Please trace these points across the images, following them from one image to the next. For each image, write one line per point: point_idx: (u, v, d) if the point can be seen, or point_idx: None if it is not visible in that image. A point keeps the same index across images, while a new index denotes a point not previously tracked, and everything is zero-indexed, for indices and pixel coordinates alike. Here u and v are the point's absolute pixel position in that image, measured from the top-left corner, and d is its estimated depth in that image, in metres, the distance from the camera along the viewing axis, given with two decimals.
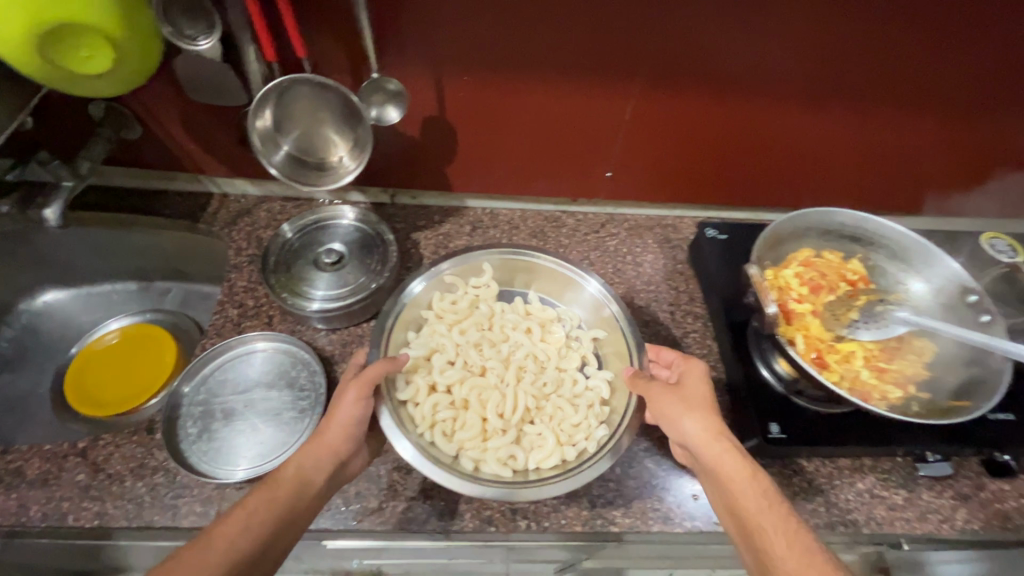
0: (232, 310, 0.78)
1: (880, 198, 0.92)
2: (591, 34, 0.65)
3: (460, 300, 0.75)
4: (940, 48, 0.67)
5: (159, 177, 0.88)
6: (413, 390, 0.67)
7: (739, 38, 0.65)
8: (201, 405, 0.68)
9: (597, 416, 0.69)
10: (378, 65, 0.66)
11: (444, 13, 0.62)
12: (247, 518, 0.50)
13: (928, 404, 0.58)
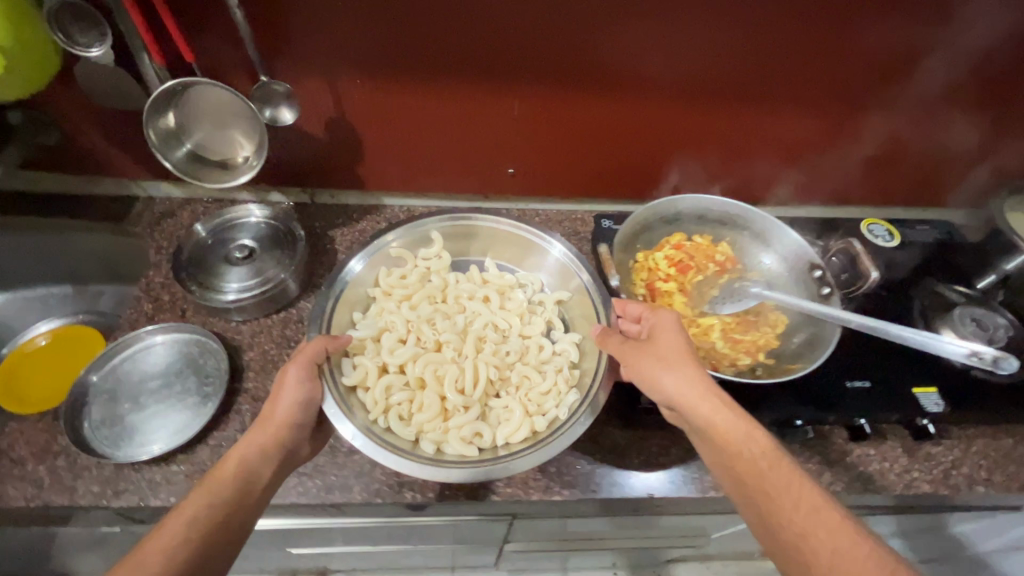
0: (147, 305, 0.81)
1: (769, 186, 1.00)
2: (466, 37, 0.71)
3: (409, 275, 0.79)
4: (783, 47, 0.75)
5: (87, 182, 0.89)
6: (363, 374, 0.69)
7: (599, 38, 0.72)
8: (107, 392, 0.71)
9: (567, 379, 0.73)
10: (269, 69, 0.71)
11: (324, 20, 0.67)
12: (186, 523, 0.49)
13: (770, 369, 0.63)
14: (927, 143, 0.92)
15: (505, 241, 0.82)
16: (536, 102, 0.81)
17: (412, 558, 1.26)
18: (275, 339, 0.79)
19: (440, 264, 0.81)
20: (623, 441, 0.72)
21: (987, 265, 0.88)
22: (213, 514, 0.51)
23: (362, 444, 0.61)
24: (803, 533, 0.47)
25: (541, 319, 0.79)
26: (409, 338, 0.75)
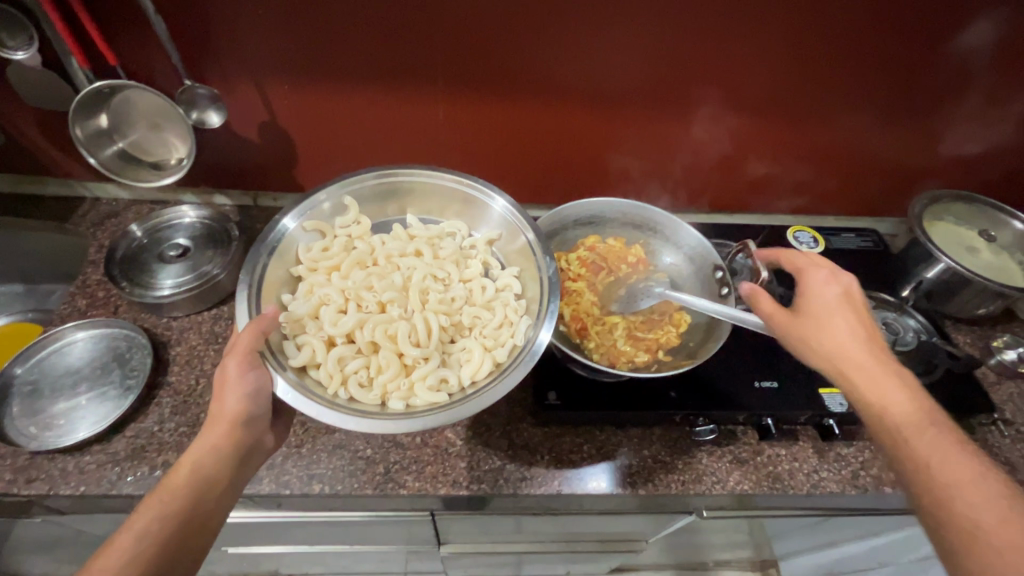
0: (81, 301, 0.83)
1: (700, 192, 1.03)
2: (382, 40, 0.75)
3: (330, 246, 0.74)
4: (687, 51, 0.79)
5: (32, 182, 0.92)
6: (309, 351, 0.64)
7: (509, 40, 0.77)
8: (31, 384, 0.73)
9: (518, 307, 0.72)
10: (196, 71, 0.75)
11: (245, 25, 0.71)
12: (135, 540, 0.48)
13: (664, 365, 0.65)
14: (849, 153, 0.95)
15: (430, 195, 0.79)
16: (460, 103, 0.85)
17: (363, 563, 1.26)
18: (203, 335, 0.81)
19: (362, 228, 0.76)
20: (535, 438, 0.73)
21: (909, 272, 0.89)
22: (164, 527, 0.49)
23: (330, 418, 0.56)
24: (943, 489, 0.48)
25: (476, 260, 0.77)
26: (346, 304, 0.70)
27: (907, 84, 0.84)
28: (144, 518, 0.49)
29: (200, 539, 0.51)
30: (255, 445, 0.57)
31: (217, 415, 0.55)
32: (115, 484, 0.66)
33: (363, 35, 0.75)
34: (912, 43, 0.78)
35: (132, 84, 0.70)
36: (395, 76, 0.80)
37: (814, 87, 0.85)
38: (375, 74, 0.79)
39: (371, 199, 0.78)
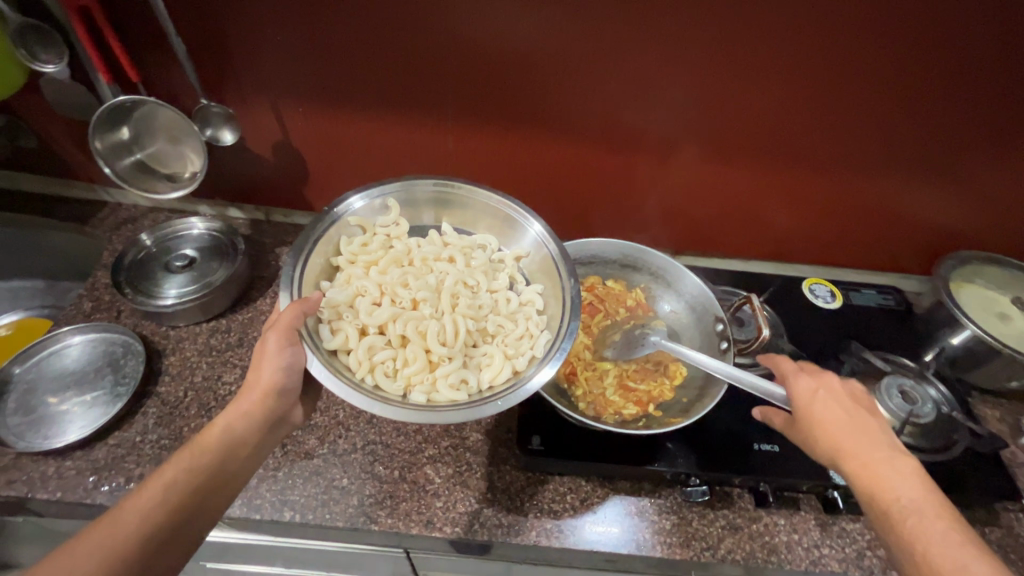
0: (88, 303, 0.85)
1: (716, 235, 1.00)
2: (393, 69, 0.76)
3: (370, 243, 0.72)
4: (700, 93, 0.78)
5: (60, 184, 0.96)
6: (342, 336, 0.63)
7: (518, 75, 0.77)
8: (27, 382, 0.74)
9: (540, 321, 0.70)
10: (211, 89, 0.77)
11: (260, 48, 0.73)
12: (163, 487, 0.49)
13: (653, 420, 0.61)
14: (874, 206, 0.91)
15: (469, 206, 0.76)
16: (470, 133, 0.85)
17: None
18: (198, 347, 0.81)
19: (402, 229, 0.74)
20: (518, 483, 0.71)
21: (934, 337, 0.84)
22: (191, 479, 0.51)
23: (358, 401, 0.55)
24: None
25: (505, 273, 0.74)
26: (380, 297, 0.68)
27: (937, 138, 0.80)
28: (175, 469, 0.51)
29: (220, 499, 0.52)
30: (281, 419, 0.60)
31: (252, 383, 0.56)
32: (88, 492, 0.66)
33: (375, 64, 0.76)
34: (941, 96, 0.75)
35: (152, 100, 0.72)
36: (404, 104, 0.81)
37: (838, 136, 0.81)
38: (385, 100, 0.80)
39: (415, 202, 0.76)
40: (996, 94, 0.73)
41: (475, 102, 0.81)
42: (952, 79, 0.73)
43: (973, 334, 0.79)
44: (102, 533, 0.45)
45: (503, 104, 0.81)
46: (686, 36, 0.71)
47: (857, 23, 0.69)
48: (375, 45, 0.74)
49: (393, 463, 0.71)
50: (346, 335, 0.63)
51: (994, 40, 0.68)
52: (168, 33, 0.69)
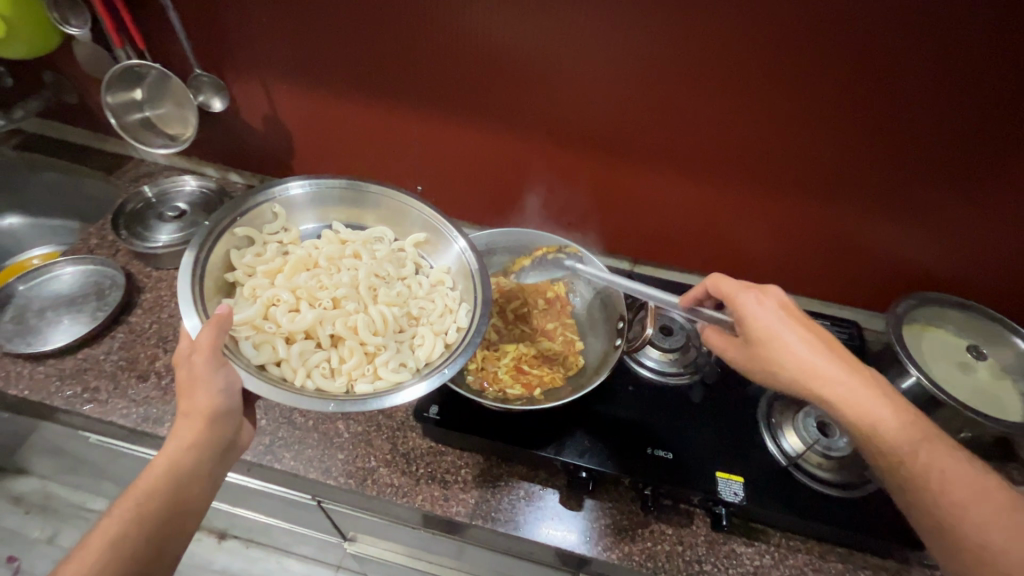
0: (95, 240, 0.97)
1: (674, 253, 0.99)
2: (359, 56, 0.83)
3: (263, 254, 0.73)
4: (643, 103, 0.78)
5: (98, 139, 1.11)
6: (269, 349, 0.64)
7: (471, 70, 0.81)
8: (28, 298, 0.86)
9: (456, 295, 0.76)
10: (207, 60, 0.88)
11: (246, 27, 0.83)
12: (97, 557, 0.46)
13: (529, 398, 0.67)
14: (837, 240, 0.86)
15: (365, 203, 0.81)
16: (431, 124, 0.90)
17: (302, 547, 1.28)
18: (172, 288, 0.91)
19: (293, 236, 0.77)
20: (419, 450, 0.74)
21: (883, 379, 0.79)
22: (127, 545, 0.47)
23: (305, 403, 0.56)
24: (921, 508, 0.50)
25: (407, 261, 0.79)
26: (297, 303, 0.71)
27: (899, 175, 0.76)
28: (106, 534, 0.47)
29: (164, 551, 0.50)
30: (231, 442, 0.55)
31: (186, 413, 0.52)
32: (49, 394, 0.76)
33: (345, 49, 0.83)
34: (899, 130, 0.71)
35: (156, 67, 0.85)
36: (371, 90, 0.87)
37: (792, 164, 0.79)
38: (354, 85, 0.87)
39: (306, 206, 0.79)
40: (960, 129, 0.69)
41: (434, 94, 0.86)
42: (909, 112, 0.69)
43: (916, 381, 0.73)
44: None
45: (459, 99, 0.85)
46: (629, 45, 0.73)
47: (802, 46, 0.67)
48: (341, 32, 0.81)
49: (310, 413, 0.77)
50: (273, 344, 0.65)
51: (951, 74, 0.65)
52: (168, 8, 0.80)
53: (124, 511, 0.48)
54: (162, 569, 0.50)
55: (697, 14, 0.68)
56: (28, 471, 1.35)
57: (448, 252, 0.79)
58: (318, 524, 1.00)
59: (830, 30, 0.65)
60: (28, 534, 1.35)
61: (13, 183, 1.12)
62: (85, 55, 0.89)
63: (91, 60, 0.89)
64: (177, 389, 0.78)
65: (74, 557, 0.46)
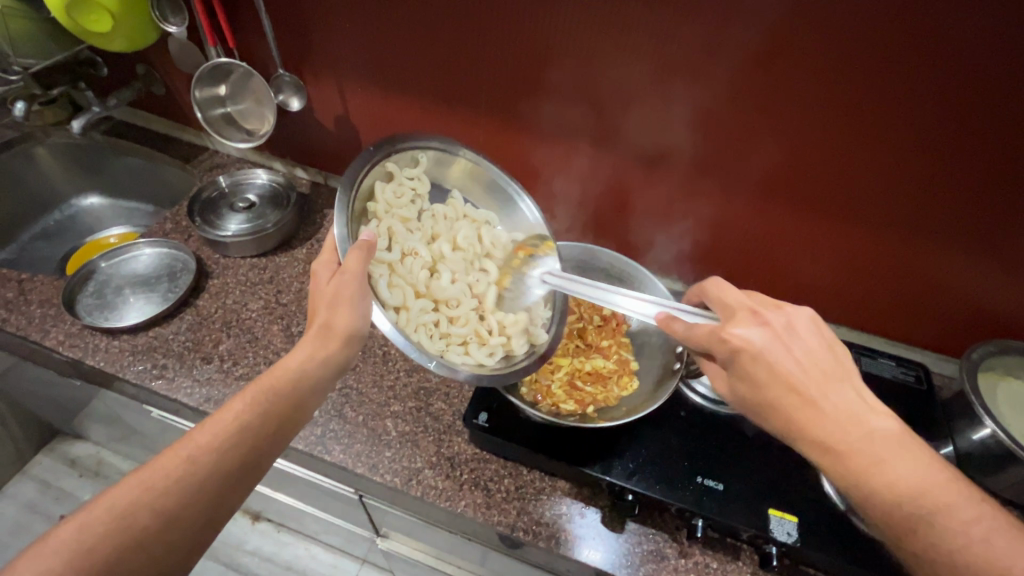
0: (170, 225, 1.03)
1: (734, 278, 0.96)
2: (433, 63, 0.86)
3: (402, 191, 0.67)
4: (710, 123, 0.77)
5: (179, 129, 1.18)
6: (399, 293, 0.63)
7: (541, 82, 0.82)
8: (108, 275, 0.92)
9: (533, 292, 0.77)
10: (290, 61, 0.92)
11: (329, 31, 0.87)
12: (224, 431, 0.50)
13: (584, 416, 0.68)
14: (906, 277, 0.82)
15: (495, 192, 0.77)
16: (497, 133, 0.92)
17: (331, 537, 1.30)
18: (238, 276, 0.95)
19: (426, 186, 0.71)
20: (464, 456, 0.75)
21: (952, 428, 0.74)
22: (247, 428, 0.51)
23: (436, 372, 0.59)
24: None
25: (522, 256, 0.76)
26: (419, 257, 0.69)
27: (992, 215, 0.71)
28: (235, 412, 0.52)
29: (275, 444, 0.53)
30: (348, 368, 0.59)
31: (322, 330, 0.56)
32: (121, 367, 0.80)
33: (421, 55, 0.85)
34: (999, 168, 0.67)
35: (241, 65, 0.89)
36: (441, 97, 0.90)
37: (876, 195, 0.76)
38: (425, 92, 0.90)
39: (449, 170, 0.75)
40: None
41: (502, 104, 0.87)
42: (1014, 150, 0.65)
43: (991, 432, 0.69)
44: (165, 463, 0.47)
45: (527, 110, 0.87)
46: (709, 65, 0.72)
47: (898, 75, 0.64)
48: (419, 40, 0.83)
49: (361, 409, 0.79)
50: (403, 295, 0.64)
51: None
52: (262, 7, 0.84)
53: (250, 395, 0.53)
54: (268, 462, 0.53)
55: (785, 37, 0.66)
56: (84, 436, 1.42)
57: (564, 279, 0.70)
58: (353, 517, 1.01)
59: (932, 60, 0.62)
60: (79, 495, 1.42)
61: (100, 166, 1.20)
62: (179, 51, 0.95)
63: (183, 55, 0.95)
64: (238, 373, 0.81)
65: (208, 424, 0.51)
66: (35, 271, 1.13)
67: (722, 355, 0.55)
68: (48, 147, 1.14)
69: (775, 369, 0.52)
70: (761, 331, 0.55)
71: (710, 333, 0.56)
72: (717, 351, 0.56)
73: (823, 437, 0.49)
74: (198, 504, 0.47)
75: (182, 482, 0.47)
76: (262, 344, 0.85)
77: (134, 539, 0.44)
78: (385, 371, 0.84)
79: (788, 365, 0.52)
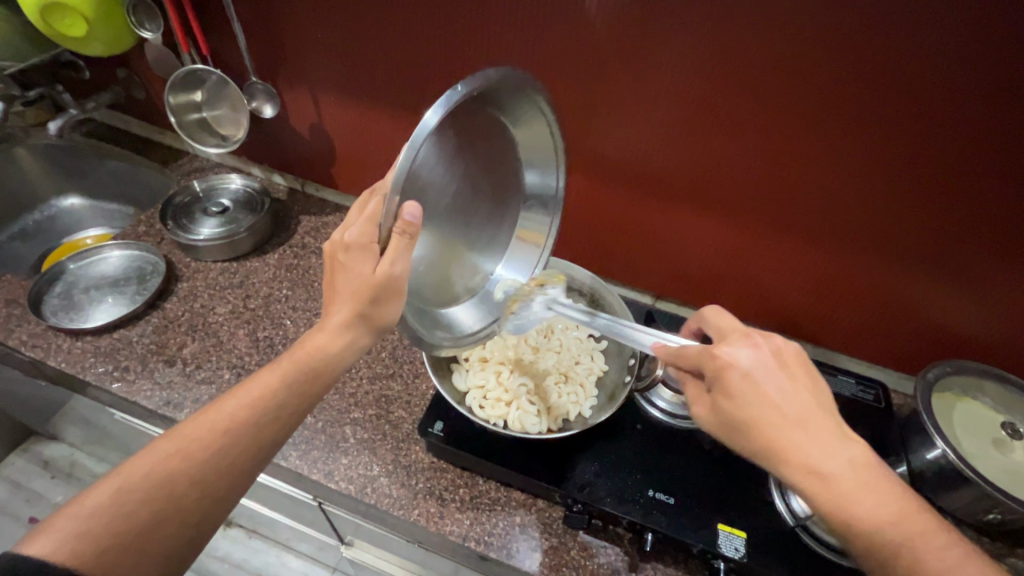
0: (144, 228, 1.04)
1: (694, 289, 0.97)
2: (400, 75, 0.87)
3: (471, 163, 0.58)
4: (663, 135, 0.78)
5: (160, 132, 1.20)
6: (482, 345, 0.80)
7: None
8: (76, 278, 0.92)
9: (575, 339, 0.83)
10: (265, 67, 0.95)
11: (298, 38, 0.89)
12: (213, 437, 0.46)
13: (526, 422, 0.71)
14: (861, 292, 0.83)
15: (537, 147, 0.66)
16: None
17: (301, 544, 1.29)
18: (208, 280, 0.95)
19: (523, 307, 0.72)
20: (421, 464, 0.75)
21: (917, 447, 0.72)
22: (235, 431, 0.47)
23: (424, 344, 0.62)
24: None
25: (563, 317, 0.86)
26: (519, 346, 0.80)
27: (943, 233, 0.72)
28: (228, 413, 0.48)
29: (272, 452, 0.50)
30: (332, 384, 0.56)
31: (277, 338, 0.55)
32: (85, 369, 0.80)
33: (389, 66, 0.87)
34: (955, 186, 0.67)
35: (214, 72, 0.93)
36: (410, 109, 0.91)
37: (835, 209, 0.76)
38: (394, 103, 0.91)
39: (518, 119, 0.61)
40: (987, 188, 0.66)
41: None
42: (969, 170, 0.65)
43: (943, 453, 0.68)
44: (154, 469, 0.43)
45: None
46: (657, 77, 0.73)
47: (852, 93, 0.65)
48: (386, 52, 0.85)
49: (321, 415, 0.79)
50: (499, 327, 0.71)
51: (982, 130, 0.62)
52: (231, 14, 0.87)
53: (233, 402, 0.49)
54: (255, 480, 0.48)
55: (741, 51, 0.67)
56: (59, 438, 1.41)
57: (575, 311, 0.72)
58: (319, 524, 1.01)
59: (884, 79, 0.63)
60: (51, 497, 1.41)
61: (81, 167, 1.21)
62: (158, 56, 0.98)
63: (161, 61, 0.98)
64: (199, 377, 0.81)
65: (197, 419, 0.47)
66: (9, 271, 1.13)
67: (710, 370, 0.53)
68: (28, 148, 1.15)
69: (764, 388, 0.49)
70: (754, 354, 0.52)
71: (699, 351, 0.55)
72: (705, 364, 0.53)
73: (806, 460, 0.46)
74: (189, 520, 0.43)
75: (173, 492, 0.43)
76: (226, 348, 0.85)
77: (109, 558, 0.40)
78: (348, 378, 0.84)
79: (773, 388, 0.49)
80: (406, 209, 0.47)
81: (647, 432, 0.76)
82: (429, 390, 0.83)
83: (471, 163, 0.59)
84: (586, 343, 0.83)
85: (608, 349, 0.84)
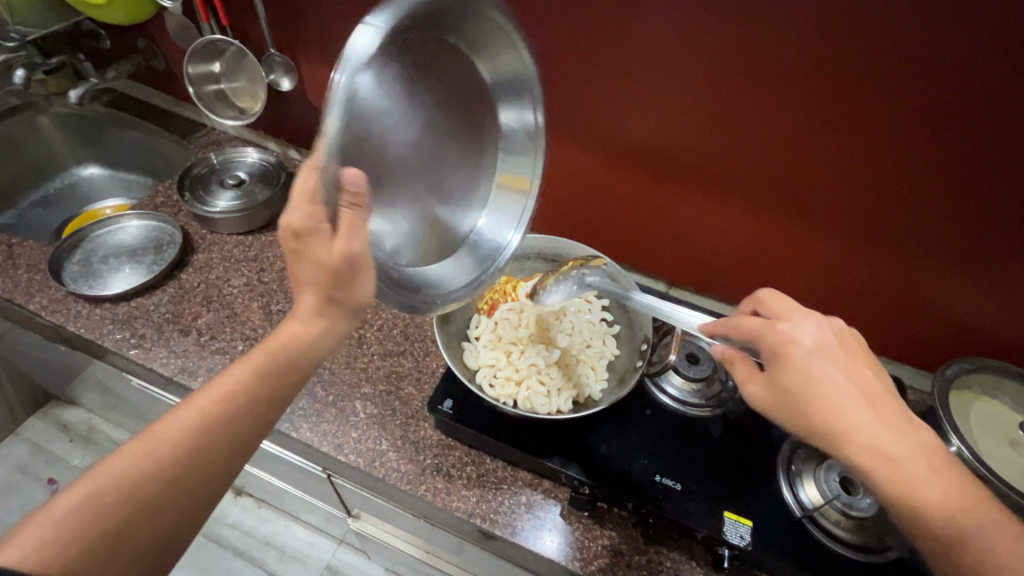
0: (162, 199, 1.04)
1: (707, 276, 0.96)
2: None
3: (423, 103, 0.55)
4: (681, 117, 0.76)
5: (179, 103, 1.20)
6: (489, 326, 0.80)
7: None
8: (92, 249, 0.93)
9: (587, 322, 0.82)
10: (284, 39, 0.94)
11: (317, 10, 0.88)
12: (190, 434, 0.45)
13: (538, 403, 0.72)
14: (880, 283, 0.81)
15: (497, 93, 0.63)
16: None
17: (310, 515, 1.32)
18: (223, 252, 0.96)
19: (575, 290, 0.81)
20: (429, 441, 0.75)
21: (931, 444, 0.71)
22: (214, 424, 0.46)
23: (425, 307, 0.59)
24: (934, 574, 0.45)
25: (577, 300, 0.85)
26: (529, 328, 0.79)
27: (970, 225, 0.69)
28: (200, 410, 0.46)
29: None
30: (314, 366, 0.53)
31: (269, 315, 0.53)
32: (102, 336, 0.82)
33: None
34: (986, 177, 0.65)
35: (232, 42, 0.93)
36: None
37: (856, 198, 0.74)
38: None
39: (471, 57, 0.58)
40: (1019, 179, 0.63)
41: None
42: (1003, 166, 0.63)
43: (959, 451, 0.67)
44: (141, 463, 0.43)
45: None
46: (678, 56, 0.71)
47: (882, 76, 0.62)
48: None
49: (332, 389, 0.80)
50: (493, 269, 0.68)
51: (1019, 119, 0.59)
52: None
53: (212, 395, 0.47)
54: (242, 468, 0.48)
55: (766, 29, 0.64)
56: (78, 403, 1.45)
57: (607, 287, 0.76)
58: (327, 496, 1.02)
59: (917, 62, 0.60)
60: (69, 461, 1.45)
61: (101, 137, 1.22)
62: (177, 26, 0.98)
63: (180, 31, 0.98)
64: (213, 347, 0.82)
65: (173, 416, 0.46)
66: (31, 237, 1.15)
67: (771, 344, 0.51)
68: (51, 116, 1.16)
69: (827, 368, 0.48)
70: (819, 333, 0.51)
71: (759, 324, 0.53)
72: (765, 338, 0.52)
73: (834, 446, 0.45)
74: (188, 504, 0.44)
75: (157, 482, 0.43)
76: (240, 320, 0.86)
77: (126, 519, 0.41)
78: (359, 353, 0.85)
79: (835, 369, 0.49)
80: (348, 176, 0.44)
81: (657, 418, 0.76)
82: (440, 368, 0.84)
83: (425, 102, 0.55)
84: (600, 327, 0.82)
85: (620, 333, 0.83)
